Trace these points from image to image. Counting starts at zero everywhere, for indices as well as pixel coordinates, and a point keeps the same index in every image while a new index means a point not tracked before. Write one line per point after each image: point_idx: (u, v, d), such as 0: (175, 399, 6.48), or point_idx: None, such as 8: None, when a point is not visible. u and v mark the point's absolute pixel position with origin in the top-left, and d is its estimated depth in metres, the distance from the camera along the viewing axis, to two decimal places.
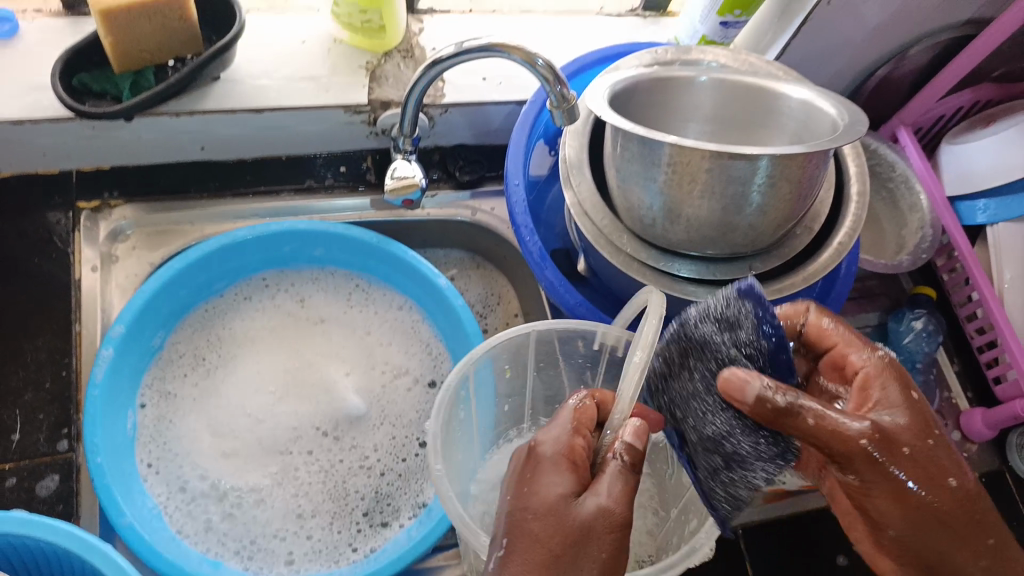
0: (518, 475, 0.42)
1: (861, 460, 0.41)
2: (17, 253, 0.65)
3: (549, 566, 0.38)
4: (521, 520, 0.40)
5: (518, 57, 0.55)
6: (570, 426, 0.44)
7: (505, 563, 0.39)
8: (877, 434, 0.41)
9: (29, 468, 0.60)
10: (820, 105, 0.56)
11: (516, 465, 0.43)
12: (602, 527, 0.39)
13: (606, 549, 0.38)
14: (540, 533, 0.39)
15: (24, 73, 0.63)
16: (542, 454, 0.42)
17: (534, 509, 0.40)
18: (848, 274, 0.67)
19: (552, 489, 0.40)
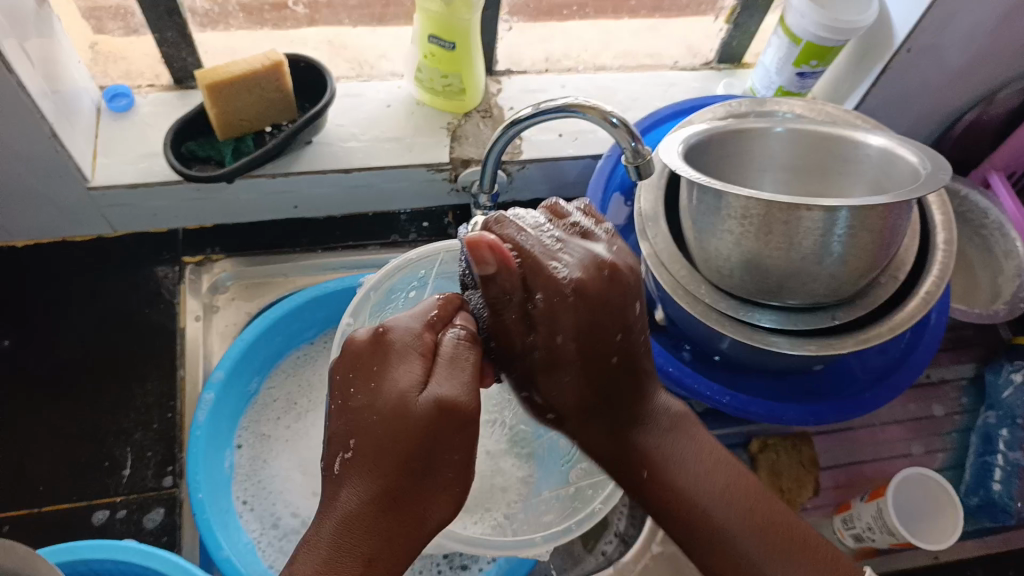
0: (364, 360, 0.43)
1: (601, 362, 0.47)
2: (129, 304, 0.71)
3: (396, 467, 0.40)
4: (366, 420, 0.41)
5: (593, 116, 0.57)
6: (424, 320, 0.45)
7: (348, 471, 0.41)
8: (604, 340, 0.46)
9: (138, 502, 0.64)
10: (901, 154, 0.55)
11: (360, 350, 0.44)
12: (445, 421, 0.41)
13: (457, 449, 0.42)
14: (384, 432, 0.41)
15: (141, 142, 0.69)
16: (391, 346, 0.43)
17: (378, 408, 0.41)
18: (940, 323, 0.65)
19: (403, 379, 0.42)
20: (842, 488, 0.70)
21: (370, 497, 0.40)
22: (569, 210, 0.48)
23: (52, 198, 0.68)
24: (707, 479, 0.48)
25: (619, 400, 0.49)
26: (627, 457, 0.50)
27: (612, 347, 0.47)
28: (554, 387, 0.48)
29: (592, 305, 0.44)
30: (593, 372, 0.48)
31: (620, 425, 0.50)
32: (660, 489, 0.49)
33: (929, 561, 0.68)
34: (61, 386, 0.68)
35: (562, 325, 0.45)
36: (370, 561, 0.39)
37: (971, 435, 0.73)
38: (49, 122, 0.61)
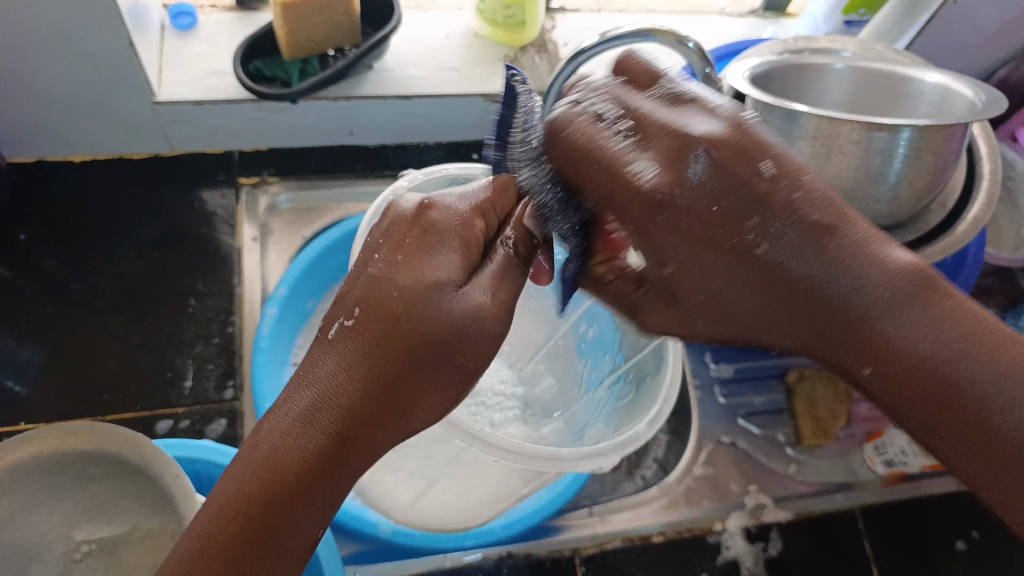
0: (401, 232, 0.41)
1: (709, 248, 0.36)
2: (188, 221, 0.72)
3: (402, 353, 0.38)
4: (386, 295, 0.38)
5: (668, 39, 0.58)
6: (475, 204, 0.44)
7: (343, 341, 0.38)
8: (716, 196, 0.36)
9: (199, 413, 0.64)
10: (955, 88, 0.58)
11: (401, 221, 0.42)
12: (476, 329, 0.39)
13: (474, 359, 0.40)
14: (401, 316, 0.38)
15: (207, 59, 0.70)
16: (434, 227, 0.42)
17: (402, 287, 0.39)
18: (976, 262, 0.68)
19: (441, 269, 0.40)
20: (872, 419, 0.74)
21: (360, 376, 0.37)
22: (640, 99, 0.38)
23: (116, 112, 0.68)
24: (950, 338, 0.36)
25: (811, 294, 0.36)
26: (830, 344, 0.38)
27: (734, 232, 0.36)
28: (679, 286, 0.39)
29: (692, 215, 0.36)
30: (706, 247, 0.36)
31: (769, 293, 0.37)
32: (894, 369, 0.37)
33: (952, 488, 0.72)
34: (120, 298, 0.68)
35: (671, 256, 0.37)
36: (340, 438, 0.37)
37: None
38: (128, 31, 0.61)
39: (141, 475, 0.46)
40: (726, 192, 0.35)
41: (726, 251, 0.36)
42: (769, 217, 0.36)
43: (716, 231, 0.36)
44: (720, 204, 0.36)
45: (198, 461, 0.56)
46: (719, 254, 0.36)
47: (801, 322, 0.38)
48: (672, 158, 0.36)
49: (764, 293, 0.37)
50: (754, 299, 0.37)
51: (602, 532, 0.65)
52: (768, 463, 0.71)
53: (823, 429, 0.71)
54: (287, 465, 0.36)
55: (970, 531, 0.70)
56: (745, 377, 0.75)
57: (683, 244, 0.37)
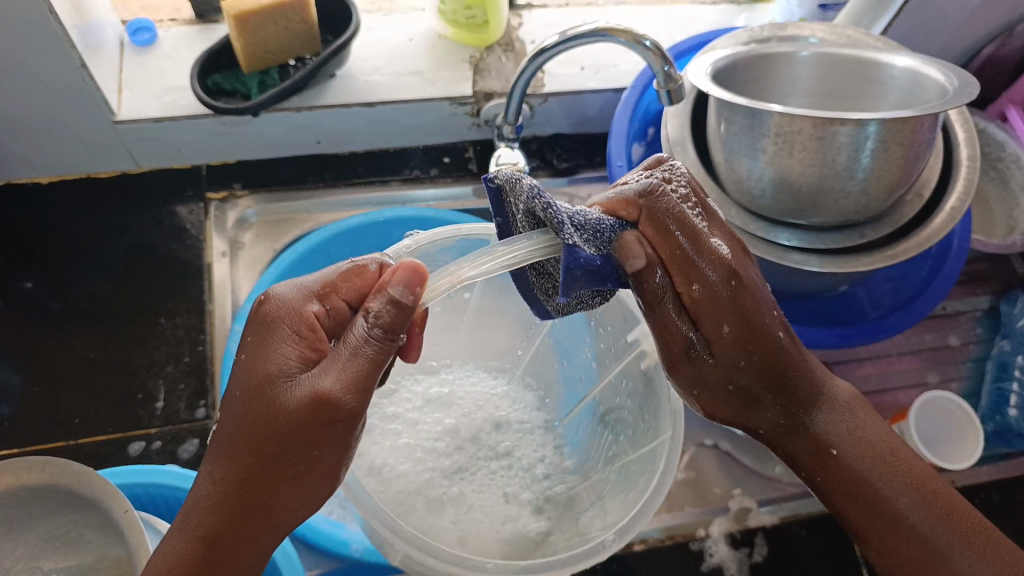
0: (256, 325, 0.42)
1: (765, 344, 0.45)
2: (157, 238, 0.72)
3: (256, 451, 0.39)
4: (236, 395, 0.40)
5: (624, 39, 0.56)
6: (316, 292, 0.43)
7: (210, 446, 0.40)
8: (738, 294, 0.44)
9: (171, 433, 0.64)
10: (927, 73, 0.55)
11: (265, 318, 0.42)
12: (317, 419, 0.38)
13: (332, 445, 0.40)
14: (251, 412, 0.39)
15: (166, 74, 0.69)
16: (264, 317, 0.42)
17: (241, 385, 0.40)
18: (961, 251, 0.65)
19: (281, 360, 0.40)
20: None
21: (218, 478, 0.39)
22: (704, 194, 0.46)
23: (77, 133, 0.68)
24: (882, 457, 0.46)
25: (795, 388, 0.46)
26: (800, 439, 0.47)
27: (772, 324, 0.45)
28: (695, 374, 0.46)
29: (743, 299, 0.44)
30: (765, 359, 0.45)
31: (783, 394, 0.46)
32: (841, 474, 0.46)
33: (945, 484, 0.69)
34: (89, 320, 0.68)
35: (728, 316, 0.43)
36: (209, 541, 0.39)
37: (986, 364, 0.74)
38: (78, 51, 0.61)
39: (97, 509, 0.46)
40: (747, 297, 0.44)
41: (774, 356, 0.45)
42: (788, 331, 0.46)
43: (760, 320, 0.44)
44: (755, 302, 0.44)
45: (164, 486, 0.56)
46: (749, 359, 0.45)
47: (786, 426, 0.47)
48: (742, 253, 0.46)
49: (790, 390, 0.46)
50: (751, 395, 0.46)
51: None
52: (753, 465, 0.70)
53: None
54: (167, 574, 0.39)
55: None
56: None
57: (746, 329, 0.44)
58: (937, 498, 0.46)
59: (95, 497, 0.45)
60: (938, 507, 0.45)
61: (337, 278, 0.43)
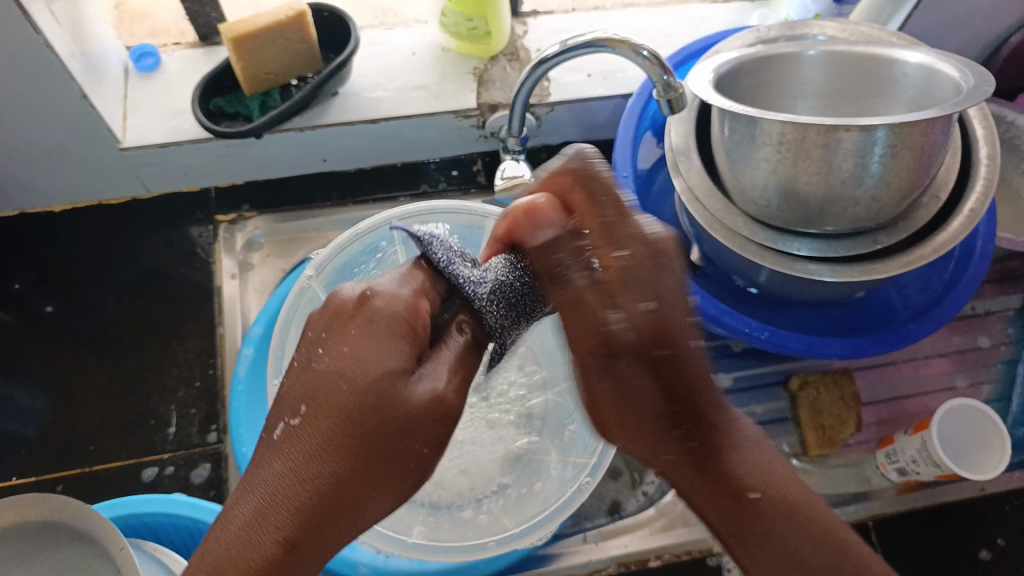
0: (342, 322, 0.43)
1: (663, 368, 0.42)
2: (168, 261, 0.72)
3: (361, 444, 0.39)
4: (335, 387, 0.40)
5: (623, 50, 0.54)
6: (344, 309, 0.44)
7: (291, 438, 0.39)
8: (644, 322, 0.41)
9: (185, 457, 0.64)
10: (941, 69, 0.53)
11: (342, 310, 0.44)
12: (431, 416, 0.41)
13: (429, 445, 0.41)
14: (359, 407, 0.39)
15: (170, 99, 0.69)
16: (377, 316, 0.43)
17: (352, 379, 0.40)
18: (984, 256, 0.62)
19: (388, 362, 0.41)
20: (885, 423, 0.70)
21: (310, 477, 0.38)
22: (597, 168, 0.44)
23: (86, 161, 0.68)
24: (786, 518, 0.42)
25: (699, 414, 0.43)
26: (718, 486, 0.43)
27: (668, 350, 0.42)
28: (628, 402, 0.42)
29: (657, 328, 0.41)
30: (689, 394, 0.42)
31: (699, 429, 0.43)
32: (761, 518, 0.42)
33: (974, 493, 0.67)
34: (103, 345, 0.69)
35: (672, 352, 0.42)
36: (291, 545, 0.37)
37: (1018, 366, 0.71)
38: (78, 83, 0.61)
39: (93, 547, 0.46)
40: (641, 313, 0.41)
41: (688, 385, 0.42)
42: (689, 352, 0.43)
43: (686, 349, 0.42)
44: (669, 343, 0.42)
45: (172, 514, 0.56)
46: (682, 397, 0.42)
47: (700, 471, 0.43)
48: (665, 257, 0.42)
49: (692, 432, 0.42)
50: (691, 439, 0.43)
51: (596, 559, 0.63)
52: None
53: (829, 438, 0.67)
54: (238, 573, 0.36)
55: (994, 538, 0.66)
56: (747, 386, 0.71)
57: (635, 347, 0.41)
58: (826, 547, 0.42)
59: (92, 533, 0.46)
60: None
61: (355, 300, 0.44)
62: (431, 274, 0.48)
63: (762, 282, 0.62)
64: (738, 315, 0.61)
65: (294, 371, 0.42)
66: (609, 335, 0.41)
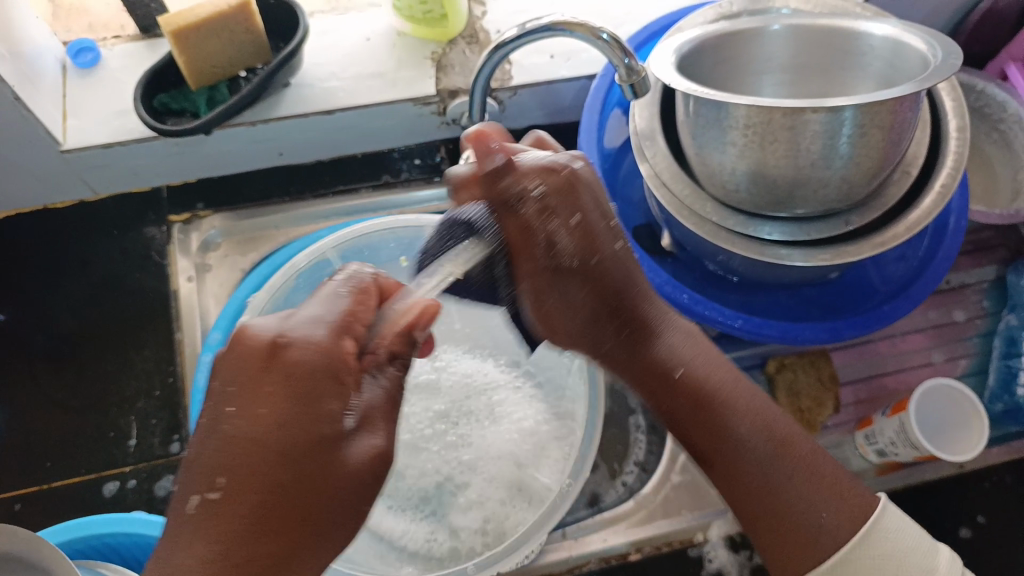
0: (252, 374, 0.36)
1: (599, 274, 0.47)
2: (120, 266, 0.69)
3: (295, 513, 0.36)
4: (256, 455, 0.35)
5: (581, 34, 0.52)
6: (258, 364, 0.36)
7: (212, 516, 0.34)
8: (586, 251, 0.46)
9: (147, 471, 0.62)
10: (908, 42, 0.51)
11: (251, 359, 0.36)
12: (371, 475, 0.38)
13: (369, 500, 0.39)
14: (293, 476, 0.35)
15: (112, 97, 0.66)
16: (295, 369, 0.36)
17: (284, 448, 0.35)
18: (958, 231, 0.61)
19: (329, 419, 0.37)
20: (864, 403, 0.69)
21: (243, 560, 0.34)
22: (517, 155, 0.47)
23: (26, 165, 0.65)
24: (718, 396, 0.46)
25: (619, 298, 0.48)
26: (642, 368, 0.48)
27: (612, 239, 0.47)
28: (553, 317, 0.49)
29: (587, 234, 0.46)
30: (601, 292, 0.47)
31: (629, 324, 0.49)
32: (690, 391, 0.47)
33: (954, 469, 0.67)
34: (56, 357, 0.66)
35: (598, 263, 0.47)
36: None
37: (994, 339, 0.71)
38: (9, 84, 0.57)
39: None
40: (570, 192, 0.45)
41: (618, 283, 0.47)
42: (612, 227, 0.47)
43: (611, 248, 0.47)
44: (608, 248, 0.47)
45: (133, 535, 0.54)
46: (614, 300, 0.48)
47: (622, 352, 0.49)
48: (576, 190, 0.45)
49: (623, 316, 0.48)
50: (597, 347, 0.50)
51: (576, 556, 0.62)
52: None
53: (807, 421, 0.66)
54: None
55: (975, 515, 0.65)
56: None
57: (577, 252, 0.46)
58: (803, 463, 0.44)
59: (47, 568, 0.42)
60: (797, 475, 0.44)
61: (265, 354, 0.36)
62: (366, 291, 0.41)
63: (733, 266, 0.61)
64: (711, 302, 0.59)
65: (201, 432, 0.36)
66: (558, 255, 0.46)
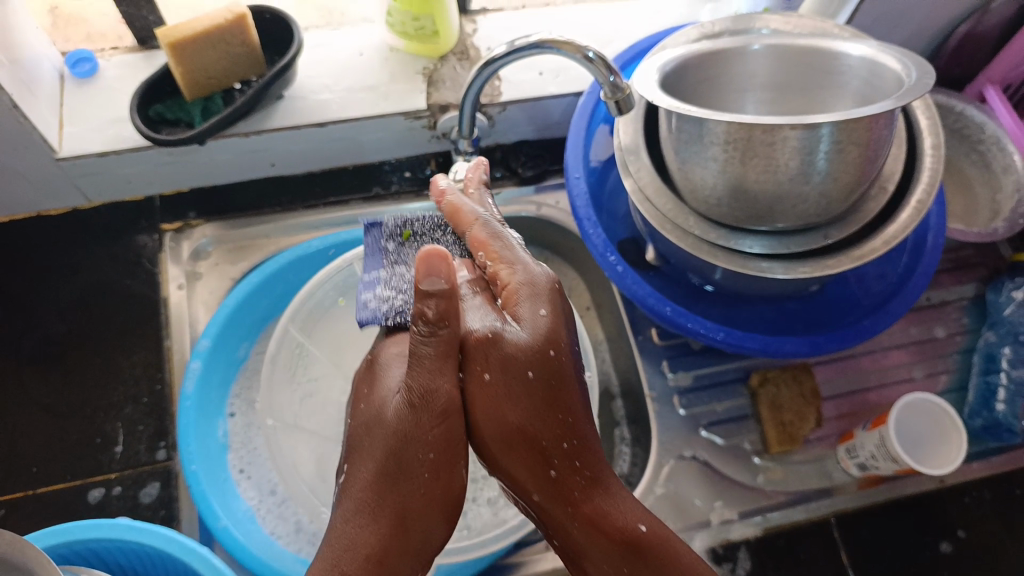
0: (363, 385, 0.50)
1: (547, 392, 0.46)
2: (112, 274, 0.70)
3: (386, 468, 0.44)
4: (362, 432, 0.46)
5: (567, 51, 0.53)
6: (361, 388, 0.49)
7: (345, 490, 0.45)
8: (541, 364, 0.45)
9: (132, 477, 0.63)
10: (883, 62, 0.52)
11: (363, 375, 0.50)
12: (427, 416, 0.43)
13: (434, 449, 0.44)
14: (376, 435, 0.45)
15: (108, 107, 0.67)
16: (382, 366, 0.49)
17: (369, 421, 0.46)
18: (936, 248, 0.62)
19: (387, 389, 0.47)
20: (845, 418, 0.69)
21: (357, 511, 0.44)
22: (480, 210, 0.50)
23: (20, 173, 0.66)
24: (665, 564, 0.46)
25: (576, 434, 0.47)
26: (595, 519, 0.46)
27: (556, 370, 0.46)
28: (505, 418, 0.45)
29: (541, 354, 0.46)
30: (541, 403, 0.45)
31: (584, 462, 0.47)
32: (650, 549, 0.46)
33: (934, 485, 0.67)
34: (45, 363, 0.66)
35: (539, 382, 0.45)
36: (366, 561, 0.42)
37: (974, 356, 0.72)
38: (8, 93, 0.58)
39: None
40: (542, 300, 0.47)
41: (566, 413, 0.46)
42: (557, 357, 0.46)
43: (567, 374, 0.47)
44: (567, 387, 0.47)
45: (116, 539, 0.54)
46: (557, 432, 0.46)
47: (563, 490, 0.46)
48: (543, 301, 0.47)
49: (575, 445, 0.47)
50: (539, 470, 0.46)
51: (559, 567, 0.62)
52: (735, 476, 0.67)
53: (789, 434, 0.67)
54: None
55: (955, 530, 0.66)
56: (706, 384, 0.70)
57: (534, 371, 0.45)
58: None
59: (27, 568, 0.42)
60: None
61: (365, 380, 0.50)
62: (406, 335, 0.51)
63: (715, 279, 0.62)
64: (693, 315, 0.60)
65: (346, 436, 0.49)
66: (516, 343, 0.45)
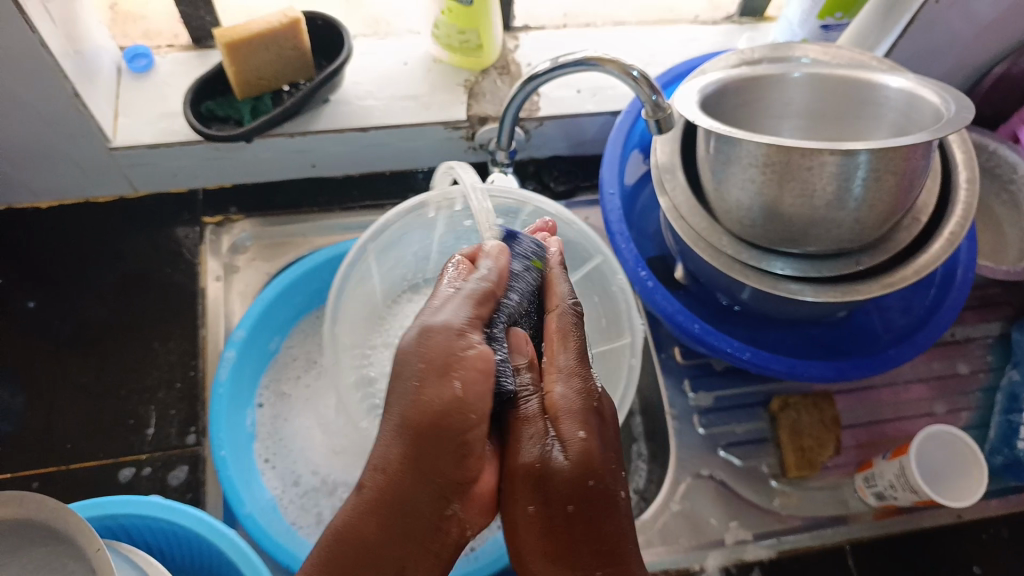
0: None
1: (560, 509, 0.42)
2: (153, 263, 0.72)
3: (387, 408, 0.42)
4: None
5: (613, 70, 0.55)
6: None
7: None
8: (567, 484, 0.41)
9: (162, 460, 0.64)
10: (920, 95, 0.53)
11: None
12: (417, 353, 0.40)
13: (416, 375, 0.40)
14: None
15: (162, 101, 0.69)
16: None
17: None
18: (965, 282, 0.62)
19: None
20: (864, 447, 0.70)
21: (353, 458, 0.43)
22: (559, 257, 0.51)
23: (73, 159, 0.68)
24: None
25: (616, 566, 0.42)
26: None
27: (593, 490, 0.42)
28: (538, 532, 0.42)
29: (580, 475, 0.42)
30: (565, 526, 0.42)
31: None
32: None
33: (951, 519, 0.67)
34: (83, 344, 0.68)
35: (567, 504, 0.42)
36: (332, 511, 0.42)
37: (996, 394, 0.72)
38: (71, 82, 0.61)
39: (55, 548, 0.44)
40: (585, 420, 0.43)
41: (608, 541, 0.42)
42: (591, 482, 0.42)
43: (613, 503, 0.43)
44: (608, 517, 0.42)
45: (146, 517, 0.55)
46: (591, 556, 0.42)
47: None
48: (588, 418, 0.43)
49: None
50: None
51: None
52: (752, 497, 0.67)
53: (808, 460, 0.67)
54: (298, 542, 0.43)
55: (972, 566, 0.66)
56: (727, 405, 0.71)
57: (556, 494, 0.41)
58: None
59: (68, 534, 0.44)
60: None
61: None
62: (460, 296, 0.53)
63: (743, 299, 0.63)
64: (721, 333, 0.61)
65: None
66: (545, 458, 0.42)
